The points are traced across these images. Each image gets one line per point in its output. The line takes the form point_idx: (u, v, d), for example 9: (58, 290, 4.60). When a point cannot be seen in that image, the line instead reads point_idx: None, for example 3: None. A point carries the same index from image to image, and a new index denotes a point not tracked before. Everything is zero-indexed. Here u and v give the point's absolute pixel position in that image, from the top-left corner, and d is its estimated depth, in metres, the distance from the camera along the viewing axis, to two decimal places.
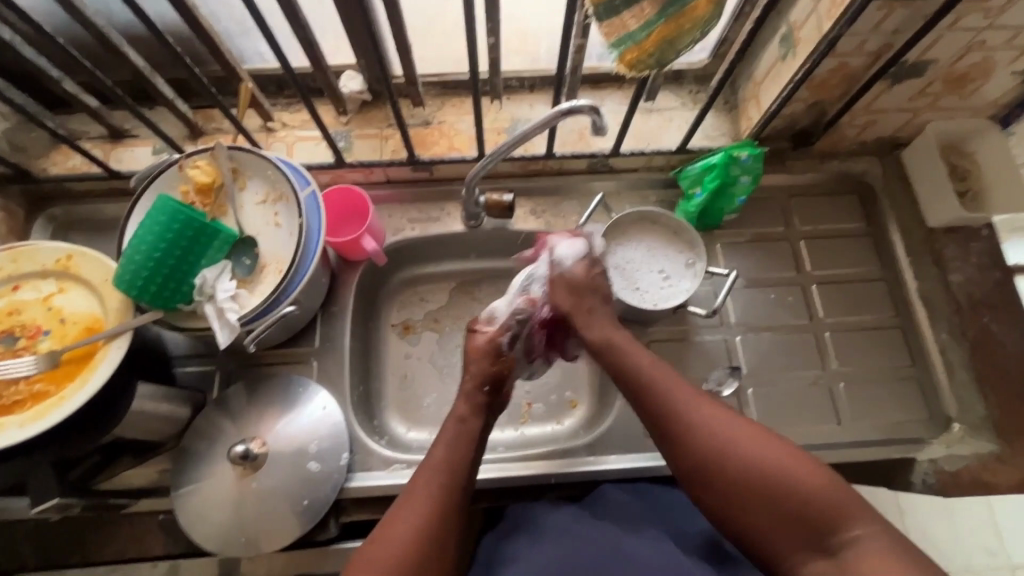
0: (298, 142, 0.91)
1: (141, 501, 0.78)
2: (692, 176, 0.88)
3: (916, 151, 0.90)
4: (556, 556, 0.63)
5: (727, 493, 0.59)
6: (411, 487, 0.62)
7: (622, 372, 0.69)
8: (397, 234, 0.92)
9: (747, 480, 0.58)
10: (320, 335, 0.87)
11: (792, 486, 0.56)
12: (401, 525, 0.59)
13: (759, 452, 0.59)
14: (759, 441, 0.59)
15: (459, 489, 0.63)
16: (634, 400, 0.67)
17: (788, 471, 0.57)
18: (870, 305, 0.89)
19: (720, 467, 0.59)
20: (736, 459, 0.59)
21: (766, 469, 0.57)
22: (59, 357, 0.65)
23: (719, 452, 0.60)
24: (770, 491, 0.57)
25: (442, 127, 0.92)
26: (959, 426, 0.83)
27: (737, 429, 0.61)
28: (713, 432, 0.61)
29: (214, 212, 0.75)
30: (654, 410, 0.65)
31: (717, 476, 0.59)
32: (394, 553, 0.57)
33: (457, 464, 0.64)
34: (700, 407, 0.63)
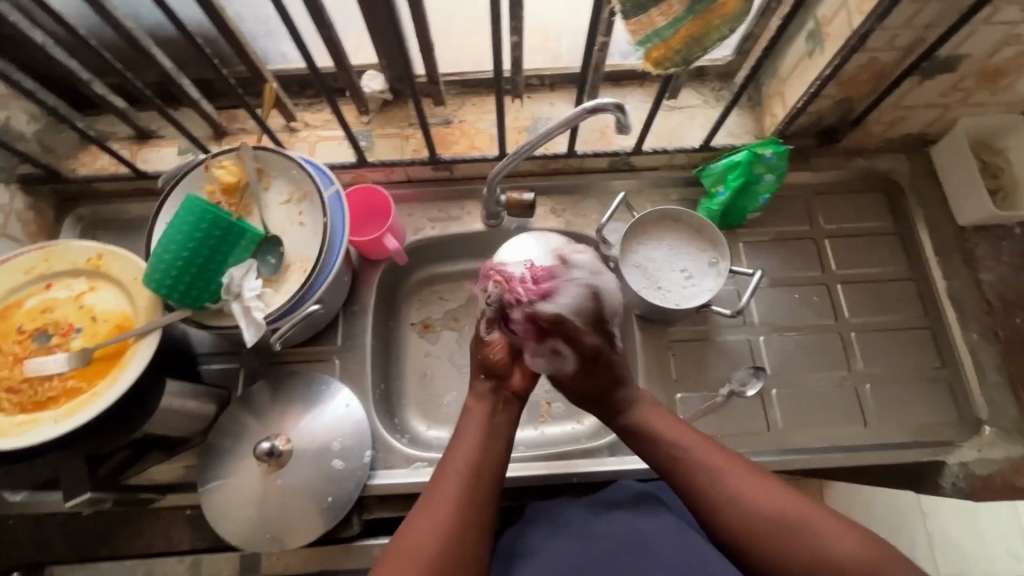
0: (320, 142, 0.91)
1: (169, 495, 0.79)
2: (715, 174, 0.87)
3: (946, 148, 0.88)
4: (572, 547, 0.62)
5: (769, 564, 0.58)
6: (437, 480, 0.62)
7: (652, 444, 0.68)
8: (418, 233, 0.92)
9: (789, 549, 0.57)
10: (342, 334, 0.87)
11: (833, 552, 0.55)
12: (429, 516, 0.59)
13: (798, 520, 0.58)
14: (797, 507, 0.59)
15: (484, 479, 0.63)
16: (665, 471, 0.66)
17: (826, 536, 0.56)
18: (897, 306, 0.88)
19: (760, 539, 0.58)
20: (777, 527, 0.58)
21: (808, 538, 0.57)
22: (91, 354, 0.67)
23: (756, 524, 0.59)
24: (811, 560, 0.56)
25: (463, 126, 0.92)
26: (990, 429, 0.81)
27: (774, 497, 0.60)
28: (752, 500, 0.60)
29: (239, 211, 0.76)
30: (688, 482, 0.64)
31: (757, 543, 0.58)
32: (422, 544, 0.56)
33: (480, 457, 0.64)
34: (733, 473, 0.62)
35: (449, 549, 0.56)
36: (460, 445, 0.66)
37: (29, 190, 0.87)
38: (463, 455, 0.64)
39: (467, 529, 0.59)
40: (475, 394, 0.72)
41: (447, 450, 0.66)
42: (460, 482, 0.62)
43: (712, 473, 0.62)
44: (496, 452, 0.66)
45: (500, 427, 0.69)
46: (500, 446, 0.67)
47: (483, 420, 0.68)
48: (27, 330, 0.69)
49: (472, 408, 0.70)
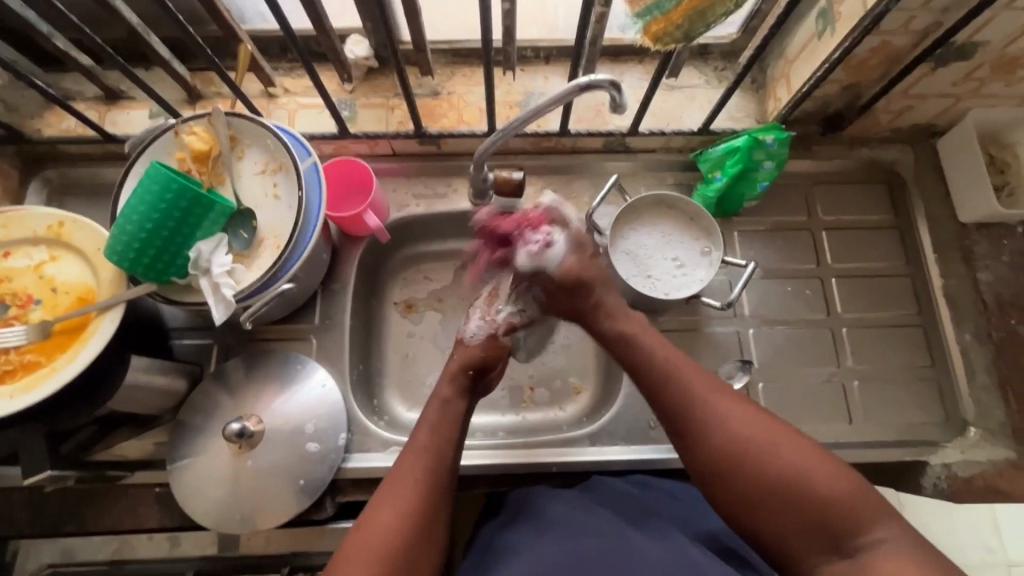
0: (299, 110, 0.87)
1: (137, 473, 0.77)
2: (713, 159, 0.84)
3: (953, 140, 0.85)
4: (559, 546, 0.61)
5: (753, 489, 0.56)
6: (400, 462, 0.61)
7: (640, 362, 0.67)
8: (402, 210, 0.88)
9: (764, 480, 0.56)
10: (319, 312, 0.84)
11: (812, 486, 0.54)
12: (393, 505, 0.57)
13: (780, 445, 0.57)
14: (780, 440, 0.57)
15: (444, 474, 0.61)
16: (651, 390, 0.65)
17: (814, 473, 0.55)
18: (892, 302, 0.86)
19: (740, 464, 0.58)
20: (761, 459, 0.57)
21: (787, 460, 0.56)
22: (50, 328, 0.64)
23: (737, 446, 0.58)
24: (786, 491, 0.55)
25: (451, 98, 0.88)
26: (975, 430, 0.80)
27: (755, 428, 0.59)
28: (735, 430, 0.59)
29: (211, 181, 0.72)
30: (672, 402, 0.63)
31: (739, 471, 0.57)
32: (380, 532, 0.55)
33: (446, 445, 0.63)
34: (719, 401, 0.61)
35: (404, 537, 0.56)
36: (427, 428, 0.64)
37: None
38: (430, 436, 0.63)
39: (425, 516, 0.58)
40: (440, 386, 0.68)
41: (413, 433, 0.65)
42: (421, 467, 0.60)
43: (697, 398, 0.62)
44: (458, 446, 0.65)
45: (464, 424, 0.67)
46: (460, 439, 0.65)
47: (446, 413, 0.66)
48: None
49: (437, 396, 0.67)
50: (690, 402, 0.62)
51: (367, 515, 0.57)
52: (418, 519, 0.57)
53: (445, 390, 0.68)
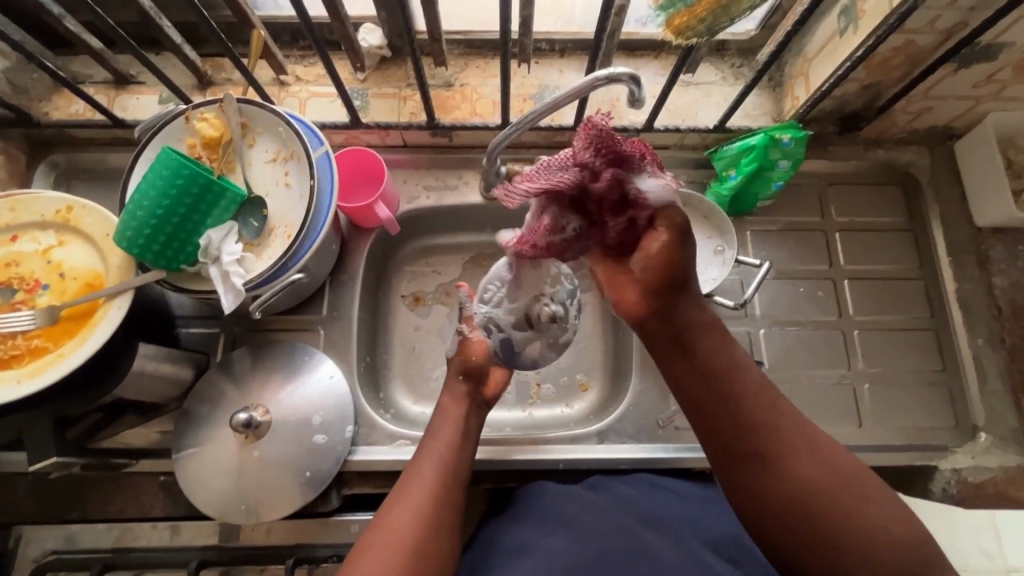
0: (311, 99, 0.86)
1: (142, 461, 0.76)
2: (727, 157, 0.83)
3: (971, 143, 0.84)
4: (566, 544, 0.60)
5: (822, 527, 0.50)
6: (415, 461, 0.61)
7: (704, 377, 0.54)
8: (412, 203, 0.87)
9: (842, 524, 0.50)
10: (327, 303, 0.84)
11: (884, 528, 0.50)
12: (405, 504, 0.57)
13: (855, 487, 0.51)
14: (852, 476, 0.52)
15: (456, 475, 0.61)
16: (716, 410, 0.53)
17: (885, 517, 0.50)
18: (904, 305, 0.85)
19: (811, 504, 0.50)
20: (835, 496, 0.50)
21: (861, 504, 0.50)
22: (58, 313, 0.63)
23: (811, 481, 0.51)
24: (858, 535, 0.49)
25: (464, 90, 0.87)
26: (985, 436, 0.80)
27: (832, 465, 0.52)
28: (813, 466, 0.51)
29: (221, 168, 0.71)
30: (745, 426, 0.52)
31: (811, 509, 0.50)
32: (397, 532, 0.54)
33: (457, 448, 0.63)
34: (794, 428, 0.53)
35: (423, 540, 0.54)
36: (437, 436, 0.64)
37: None
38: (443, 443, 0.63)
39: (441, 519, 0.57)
40: (450, 395, 0.69)
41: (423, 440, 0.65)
42: (435, 470, 0.60)
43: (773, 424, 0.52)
44: (470, 449, 0.65)
45: (473, 430, 0.67)
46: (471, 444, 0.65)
47: (459, 421, 0.66)
48: None
49: (446, 406, 0.68)
50: (767, 431, 0.52)
51: (382, 514, 0.57)
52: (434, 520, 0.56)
53: (446, 402, 0.69)
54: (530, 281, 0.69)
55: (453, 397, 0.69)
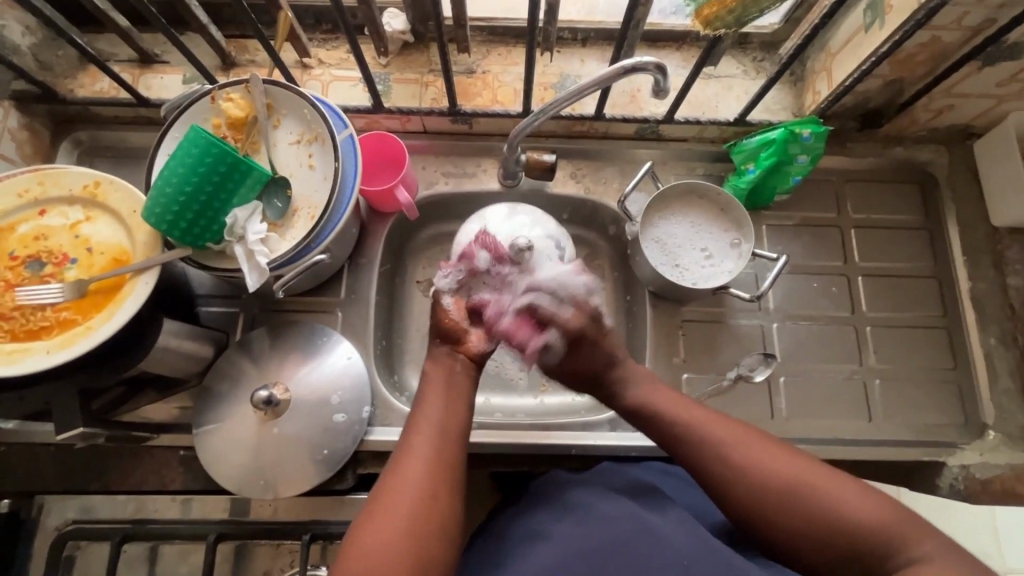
0: (333, 82, 0.86)
1: (162, 436, 0.78)
2: (747, 151, 0.83)
3: (992, 142, 0.84)
4: (587, 531, 0.59)
5: (780, 528, 0.55)
6: (407, 436, 0.60)
7: (657, 421, 0.65)
8: (430, 188, 0.88)
9: (797, 521, 0.54)
10: (346, 286, 0.85)
11: (849, 515, 0.52)
12: (402, 480, 0.55)
13: (796, 483, 0.55)
14: (812, 471, 0.55)
15: (451, 447, 0.59)
16: (670, 448, 0.63)
17: (838, 502, 0.53)
18: (918, 303, 0.85)
19: (765, 510, 0.55)
20: (786, 496, 0.55)
21: (811, 501, 0.54)
22: (86, 287, 0.64)
23: (761, 491, 0.55)
24: (814, 527, 0.53)
25: (486, 77, 0.87)
26: (994, 434, 0.80)
27: (790, 467, 0.56)
28: (772, 470, 0.56)
29: (246, 148, 0.72)
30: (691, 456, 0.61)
31: (768, 513, 0.55)
32: (405, 521, 0.53)
33: (447, 423, 0.61)
34: (745, 443, 0.58)
35: (427, 528, 0.53)
36: (424, 416, 0.61)
37: (23, 108, 0.82)
38: (433, 421, 0.61)
39: (447, 496, 0.56)
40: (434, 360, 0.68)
41: (412, 418, 0.62)
42: (429, 449, 0.58)
43: (722, 450, 0.59)
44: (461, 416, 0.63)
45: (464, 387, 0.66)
46: (461, 412, 0.63)
47: (446, 384, 0.65)
48: (19, 257, 0.66)
49: (431, 373, 0.66)
50: (709, 453, 0.59)
51: (379, 490, 0.56)
52: (441, 503, 0.55)
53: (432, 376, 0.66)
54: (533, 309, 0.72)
55: (439, 374, 0.66)
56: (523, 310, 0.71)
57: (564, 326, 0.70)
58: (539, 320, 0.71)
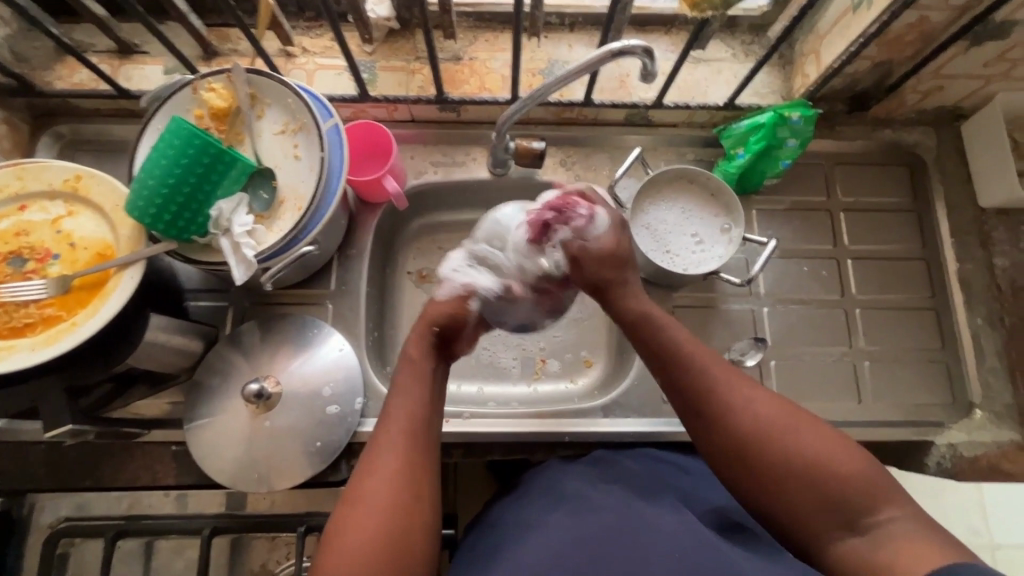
0: (318, 71, 0.85)
1: (154, 431, 0.77)
2: (736, 135, 0.83)
3: (979, 123, 0.84)
4: (580, 521, 0.60)
5: (764, 466, 0.55)
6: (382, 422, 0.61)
7: (660, 344, 0.65)
8: (419, 178, 0.87)
9: (781, 464, 0.55)
10: (335, 278, 0.84)
11: (830, 464, 0.53)
12: (377, 469, 0.56)
13: (786, 426, 0.56)
14: (802, 426, 0.56)
15: (425, 443, 0.60)
16: (666, 375, 0.64)
17: (825, 452, 0.54)
18: (906, 284, 0.86)
19: (754, 445, 0.56)
20: (774, 439, 0.56)
21: (798, 445, 0.55)
22: (70, 282, 0.63)
23: (752, 428, 0.57)
24: (797, 469, 0.54)
25: (474, 63, 0.86)
26: (981, 412, 0.82)
27: (783, 420, 0.57)
28: (766, 417, 0.57)
29: (230, 139, 0.71)
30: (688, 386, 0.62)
31: (754, 450, 0.56)
32: (375, 502, 0.54)
33: (419, 417, 0.61)
34: (744, 385, 0.60)
35: (393, 511, 0.54)
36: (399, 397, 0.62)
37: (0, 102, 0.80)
38: (406, 403, 0.61)
39: (418, 481, 0.56)
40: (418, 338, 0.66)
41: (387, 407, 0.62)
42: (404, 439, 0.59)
43: (721, 385, 0.60)
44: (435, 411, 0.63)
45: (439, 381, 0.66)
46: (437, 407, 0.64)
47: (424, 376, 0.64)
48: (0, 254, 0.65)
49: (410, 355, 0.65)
50: (707, 384, 0.61)
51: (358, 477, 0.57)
52: (412, 488, 0.56)
53: (412, 351, 0.66)
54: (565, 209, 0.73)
55: (419, 359, 0.65)
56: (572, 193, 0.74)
57: (613, 210, 0.73)
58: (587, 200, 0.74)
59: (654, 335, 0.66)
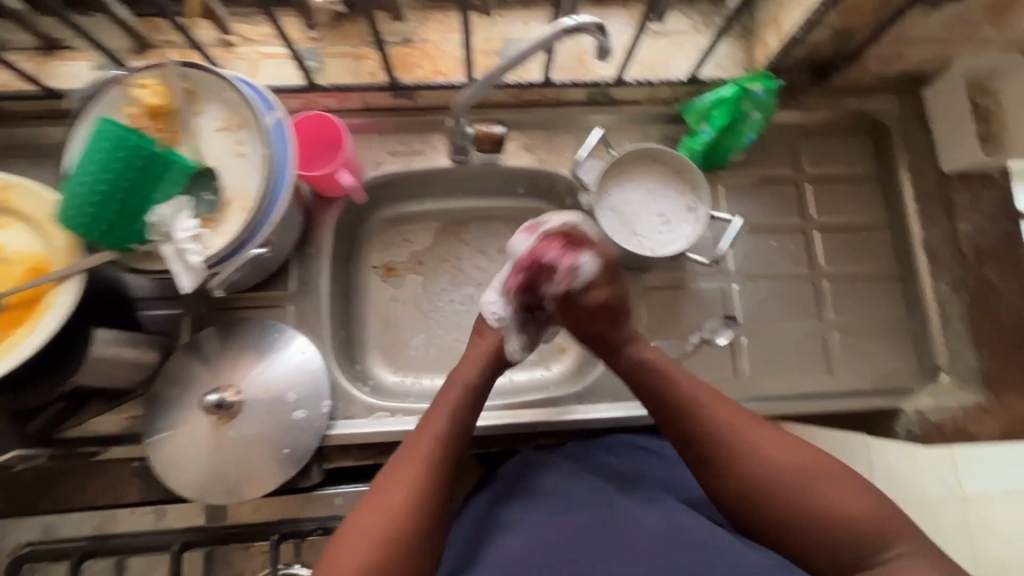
0: (260, 59, 0.80)
1: (113, 448, 0.74)
2: (699, 110, 0.81)
3: (941, 88, 0.84)
4: (559, 519, 0.61)
5: (775, 515, 0.59)
6: (391, 464, 0.62)
7: (668, 396, 0.67)
8: (378, 168, 0.84)
9: (792, 512, 0.58)
10: (295, 278, 0.81)
11: (839, 511, 0.56)
12: (371, 509, 0.59)
13: (796, 476, 0.59)
14: (814, 473, 0.59)
15: (436, 485, 0.61)
16: (670, 421, 0.66)
17: (834, 499, 0.57)
18: (872, 254, 0.86)
19: (761, 496, 0.59)
20: (784, 488, 0.59)
21: (808, 495, 0.58)
22: (3, 301, 0.59)
23: (763, 478, 0.60)
24: (806, 518, 0.57)
25: (425, 46, 0.82)
26: (946, 376, 0.83)
27: (799, 476, 0.58)
28: (776, 465, 0.60)
29: (167, 138, 0.67)
30: (694, 438, 0.64)
31: (762, 500, 0.59)
32: (385, 510, 0.58)
33: (430, 460, 0.62)
34: (755, 433, 0.62)
35: (397, 529, 0.57)
36: (433, 416, 0.67)
37: None
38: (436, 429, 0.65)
39: (427, 499, 0.60)
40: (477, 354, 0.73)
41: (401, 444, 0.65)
42: (406, 481, 0.60)
43: (728, 435, 0.62)
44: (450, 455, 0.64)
45: (463, 419, 0.67)
46: (454, 446, 0.65)
47: (448, 415, 0.66)
48: None
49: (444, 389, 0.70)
50: (713, 435, 0.63)
51: (354, 514, 0.59)
52: (402, 528, 0.58)
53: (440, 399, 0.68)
54: (546, 266, 0.73)
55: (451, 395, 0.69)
56: (545, 240, 0.74)
57: (597, 259, 0.73)
58: (574, 246, 0.74)
59: (657, 384, 0.68)
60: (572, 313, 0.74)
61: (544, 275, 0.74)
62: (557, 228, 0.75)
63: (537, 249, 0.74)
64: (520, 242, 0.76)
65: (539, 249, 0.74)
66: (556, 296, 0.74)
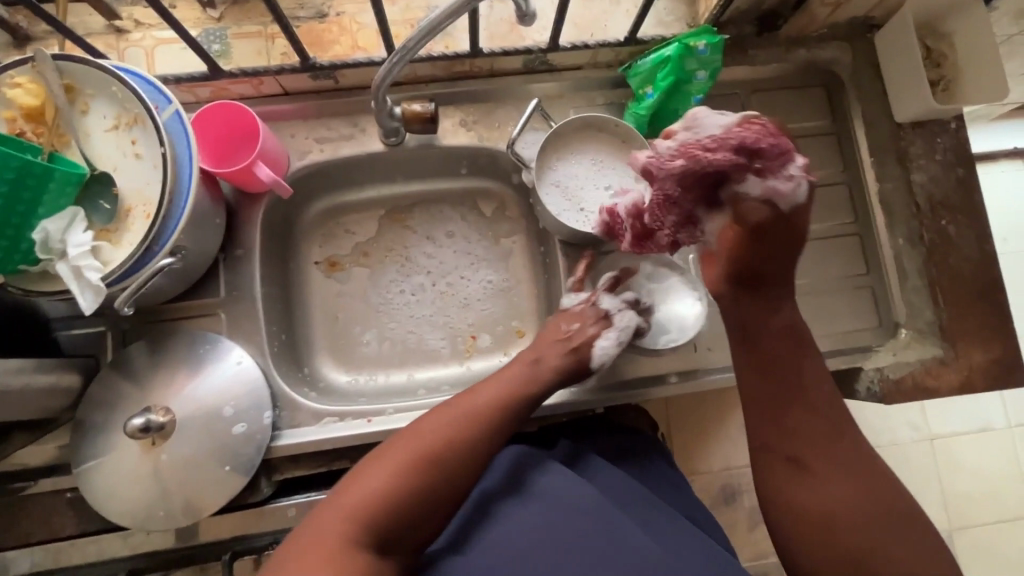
0: (158, 47, 0.73)
1: (44, 480, 0.71)
2: (642, 73, 0.76)
3: (890, 33, 0.80)
4: (550, 525, 0.57)
5: (837, 543, 0.55)
6: (426, 420, 0.60)
7: (788, 387, 0.61)
8: (304, 158, 0.77)
9: (857, 545, 0.54)
10: (224, 282, 0.75)
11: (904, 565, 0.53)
12: (387, 459, 0.56)
13: (885, 516, 0.55)
14: (903, 525, 0.55)
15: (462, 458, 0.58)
16: (778, 406, 0.61)
17: (907, 553, 0.54)
18: (829, 212, 0.84)
19: (832, 516, 0.56)
20: (863, 522, 0.55)
21: (885, 538, 0.54)
22: None
23: (850, 501, 0.56)
24: (864, 554, 0.54)
25: (341, 20, 0.76)
26: (906, 331, 0.82)
27: (869, 521, 0.55)
28: (867, 501, 0.56)
29: (51, 143, 0.60)
30: (799, 433, 0.60)
31: (832, 522, 0.56)
32: (404, 463, 0.55)
33: (466, 433, 0.59)
34: (868, 461, 0.58)
35: (402, 485, 0.54)
36: (486, 391, 0.64)
37: None
38: (482, 401, 0.63)
39: (440, 469, 0.56)
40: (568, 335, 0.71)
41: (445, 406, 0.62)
42: (436, 441, 0.58)
43: (842, 452, 0.58)
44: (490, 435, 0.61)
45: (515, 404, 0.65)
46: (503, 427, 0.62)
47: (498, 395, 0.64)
48: None
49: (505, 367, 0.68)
50: (821, 441, 0.59)
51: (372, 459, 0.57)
52: (414, 488, 0.54)
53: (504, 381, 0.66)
54: (754, 160, 0.57)
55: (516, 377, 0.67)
56: (748, 128, 0.58)
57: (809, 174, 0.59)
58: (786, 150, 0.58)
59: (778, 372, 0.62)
60: (760, 229, 0.59)
61: (738, 171, 0.58)
62: (761, 130, 0.57)
63: (736, 136, 0.57)
64: (711, 124, 0.59)
65: (744, 140, 0.57)
66: (737, 204, 0.60)
